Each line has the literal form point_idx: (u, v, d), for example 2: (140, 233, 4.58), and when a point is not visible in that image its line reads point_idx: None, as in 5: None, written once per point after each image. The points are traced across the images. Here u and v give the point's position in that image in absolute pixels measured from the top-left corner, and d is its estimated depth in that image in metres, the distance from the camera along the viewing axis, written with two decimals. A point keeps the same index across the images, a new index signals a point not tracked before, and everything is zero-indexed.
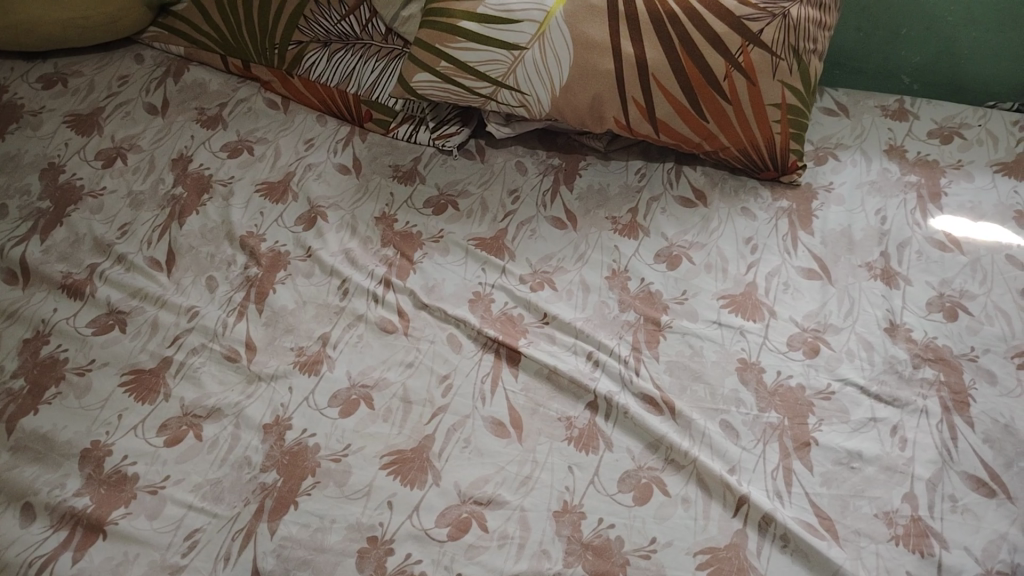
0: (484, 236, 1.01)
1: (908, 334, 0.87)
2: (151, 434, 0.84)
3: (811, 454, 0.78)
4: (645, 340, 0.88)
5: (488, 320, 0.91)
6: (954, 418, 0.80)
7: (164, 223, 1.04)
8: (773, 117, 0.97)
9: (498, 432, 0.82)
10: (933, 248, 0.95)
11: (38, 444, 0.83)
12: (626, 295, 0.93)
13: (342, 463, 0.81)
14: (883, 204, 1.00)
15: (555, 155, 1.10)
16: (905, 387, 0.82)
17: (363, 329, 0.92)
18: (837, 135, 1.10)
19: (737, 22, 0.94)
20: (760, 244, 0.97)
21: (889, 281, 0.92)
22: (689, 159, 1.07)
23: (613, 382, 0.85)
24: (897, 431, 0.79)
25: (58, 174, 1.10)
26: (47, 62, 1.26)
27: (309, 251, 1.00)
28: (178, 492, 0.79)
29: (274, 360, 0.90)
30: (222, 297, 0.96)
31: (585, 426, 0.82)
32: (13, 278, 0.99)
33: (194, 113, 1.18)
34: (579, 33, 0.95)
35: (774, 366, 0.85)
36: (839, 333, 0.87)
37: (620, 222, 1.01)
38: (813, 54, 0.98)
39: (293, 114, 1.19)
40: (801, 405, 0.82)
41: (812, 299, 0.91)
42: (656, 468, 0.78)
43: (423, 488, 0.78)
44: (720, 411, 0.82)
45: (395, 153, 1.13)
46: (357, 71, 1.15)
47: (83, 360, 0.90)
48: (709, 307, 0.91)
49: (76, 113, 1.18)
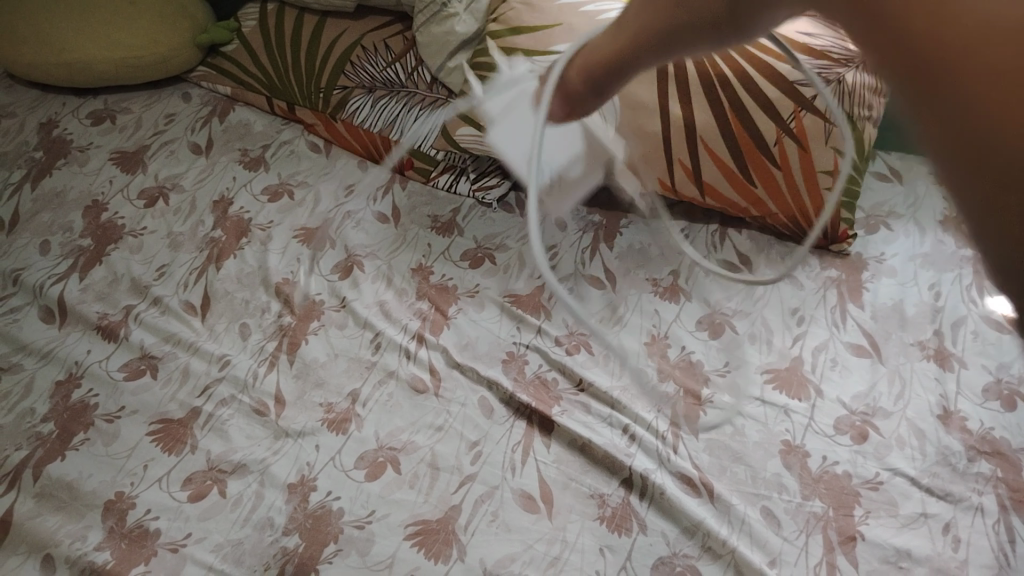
0: (520, 293, 0.99)
1: (963, 423, 0.83)
2: (175, 487, 0.83)
3: (857, 549, 0.75)
4: (684, 416, 0.85)
5: (521, 384, 0.89)
6: (1012, 518, 0.76)
7: (201, 266, 1.04)
8: (824, 184, 0.94)
9: (527, 507, 0.79)
10: (989, 329, 0.91)
11: (63, 492, 0.83)
12: (665, 364, 0.90)
13: (366, 530, 0.79)
14: (936, 279, 0.96)
15: (595, 211, 1.08)
16: (958, 481, 0.79)
17: (394, 386, 0.90)
18: (889, 202, 1.07)
19: (791, 87, 0.90)
20: (807, 315, 0.94)
21: (943, 363, 0.88)
22: (734, 222, 1.05)
23: (650, 459, 0.82)
24: (949, 529, 0.76)
25: (100, 212, 1.11)
26: (98, 98, 1.28)
27: (344, 302, 0.98)
28: (198, 552, 0.78)
29: (303, 416, 0.88)
30: (254, 346, 0.95)
31: (618, 506, 0.79)
32: (49, 317, 0.99)
33: (237, 153, 1.18)
34: (628, 94, 0.93)
35: (819, 451, 0.82)
36: (889, 419, 0.84)
37: (660, 285, 0.98)
38: (868, 120, 0.95)
39: (335, 159, 1.18)
40: (847, 495, 0.78)
41: (861, 378, 0.87)
42: (691, 555, 0.75)
43: (448, 563, 0.76)
44: (761, 497, 0.79)
45: (434, 203, 1.11)
46: (400, 117, 1.14)
47: (113, 407, 0.90)
48: (752, 382, 0.88)
49: (122, 150, 1.19)
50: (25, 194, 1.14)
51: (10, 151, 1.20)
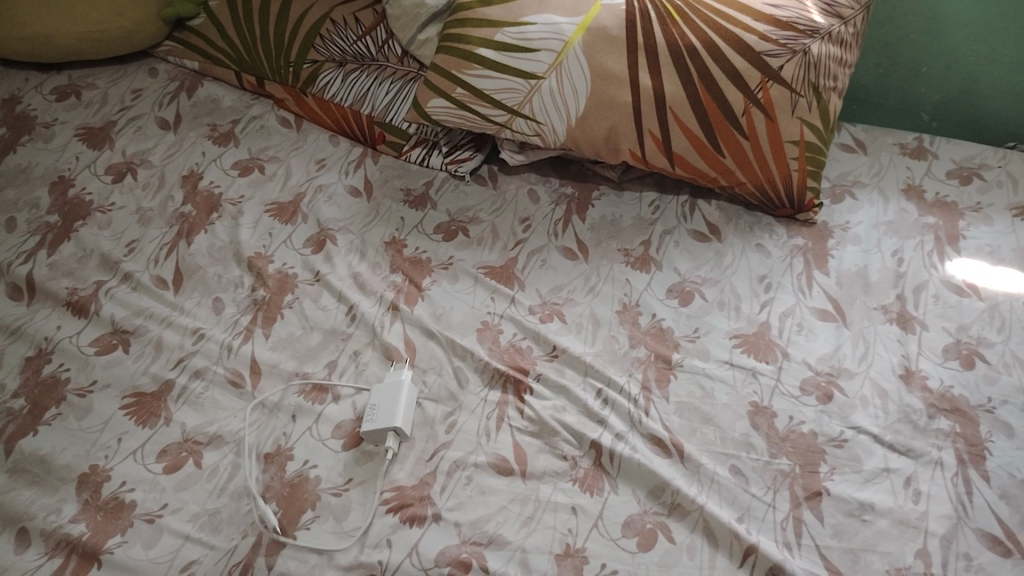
0: (493, 264, 0.99)
1: (924, 382, 0.85)
2: (150, 459, 0.83)
3: (822, 504, 0.77)
4: (655, 379, 0.87)
5: (496, 353, 0.90)
6: (970, 471, 0.79)
7: (172, 242, 1.03)
8: (791, 153, 0.96)
9: (501, 471, 0.81)
10: (949, 292, 0.93)
11: (36, 466, 0.83)
12: (636, 331, 0.92)
13: (343, 497, 0.80)
14: (899, 245, 0.99)
15: (567, 183, 1.09)
16: (919, 437, 0.81)
17: (370, 356, 0.91)
18: (854, 172, 1.09)
19: (758, 58, 0.92)
20: (775, 282, 0.95)
21: (905, 325, 0.90)
22: (704, 192, 1.06)
23: (622, 421, 0.84)
24: (911, 483, 0.78)
25: (67, 188, 1.10)
26: (62, 74, 1.26)
27: (318, 276, 0.99)
28: (175, 522, 0.78)
29: (278, 387, 0.88)
30: (228, 319, 0.95)
31: (590, 468, 0.80)
32: (18, 294, 0.98)
33: (206, 129, 1.17)
34: (597, 64, 0.94)
35: (786, 411, 0.84)
36: (853, 379, 0.86)
37: (632, 255, 1.00)
38: (833, 91, 0.97)
39: (305, 133, 1.18)
40: (813, 452, 0.81)
41: (827, 341, 0.90)
42: (661, 513, 0.77)
43: (423, 525, 0.77)
44: (730, 456, 0.81)
45: (406, 177, 1.11)
46: (371, 92, 1.15)
47: (85, 381, 0.89)
48: (721, 346, 0.90)
49: (88, 126, 1.18)
50: None
51: None
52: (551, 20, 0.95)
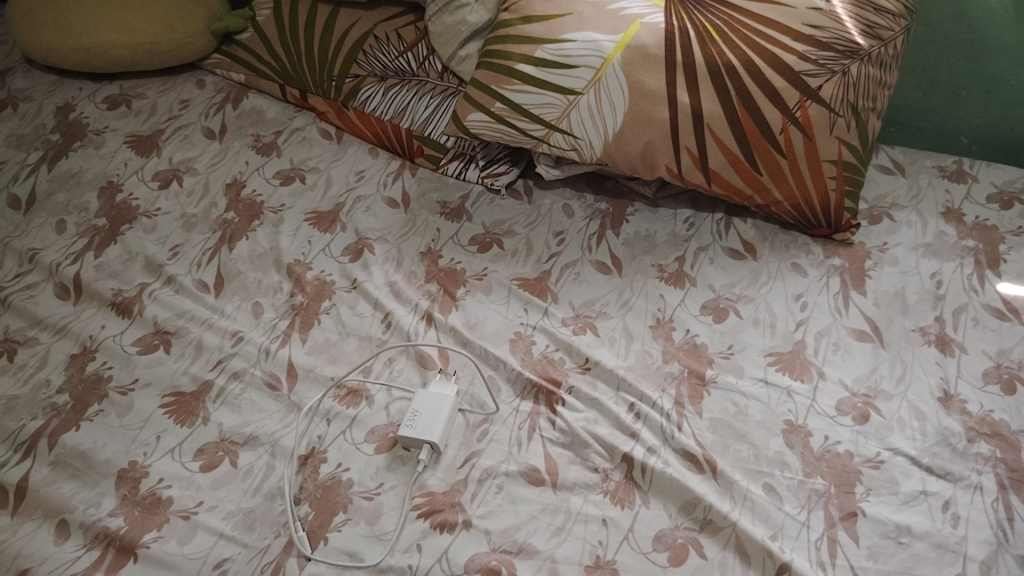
0: (527, 276, 1.00)
1: (963, 406, 0.84)
2: (187, 458, 0.84)
3: (857, 525, 0.76)
4: (689, 395, 0.87)
5: (528, 363, 0.91)
6: (1011, 497, 0.78)
7: (215, 247, 1.06)
8: (828, 173, 0.96)
9: (532, 480, 0.81)
10: (991, 316, 0.92)
11: (76, 460, 0.84)
12: (669, 346, 0.91)
13: (374, 501, 0.80)
14: (939, 267, 0.98)
15: (602, 199, 1.09)
16: (958, 460, 0.80)
17: (404, 363, 0.92)
18: (893, 193, 1.08)
19: (796, 77, 0.93)
20: (810, 301, 0.95)
21: (944, 348, 0.89)
22: (739, 211, 1.06)
23: (654, 435, 0.83)
24: (949, 506, 0.77)
25: (115, 193, 1.13)
26: (113, 84, 1.30)
27: (355, 284, 1.00)
28: (209, 519, 0.79)
29: (314, 391, 0.89)
30: (267, 323, 0.96)
31: (621, 481, 0.80)
32: (64, 293, 1.01)
33: (250, 139, 1.20)
34: (635, 81, 0.95)
35: (821, 431, 0.83)
36: (890, 401, 0.85)
37: (666, 271, 1.00)
38: (871, 112, 0.96)
39: (346, 145, 1.20)
40: (849, 473, 0.80)
41: (863, 361, 0.89)
42: (693, 528, 0.77)
43: (452, 533, 0.77)
44: (763, 474, 0.80)
45: (443, 190, 1.13)
46: (411, 106, 1.16)
47: (126, 379, 0.91)
48: (755, 364, 0.89)
49: (136, 134, 1.21)
50: (42, 175, 1.16)
51: (27, 133, 1.22)
52: (590, 37, 0.96)
